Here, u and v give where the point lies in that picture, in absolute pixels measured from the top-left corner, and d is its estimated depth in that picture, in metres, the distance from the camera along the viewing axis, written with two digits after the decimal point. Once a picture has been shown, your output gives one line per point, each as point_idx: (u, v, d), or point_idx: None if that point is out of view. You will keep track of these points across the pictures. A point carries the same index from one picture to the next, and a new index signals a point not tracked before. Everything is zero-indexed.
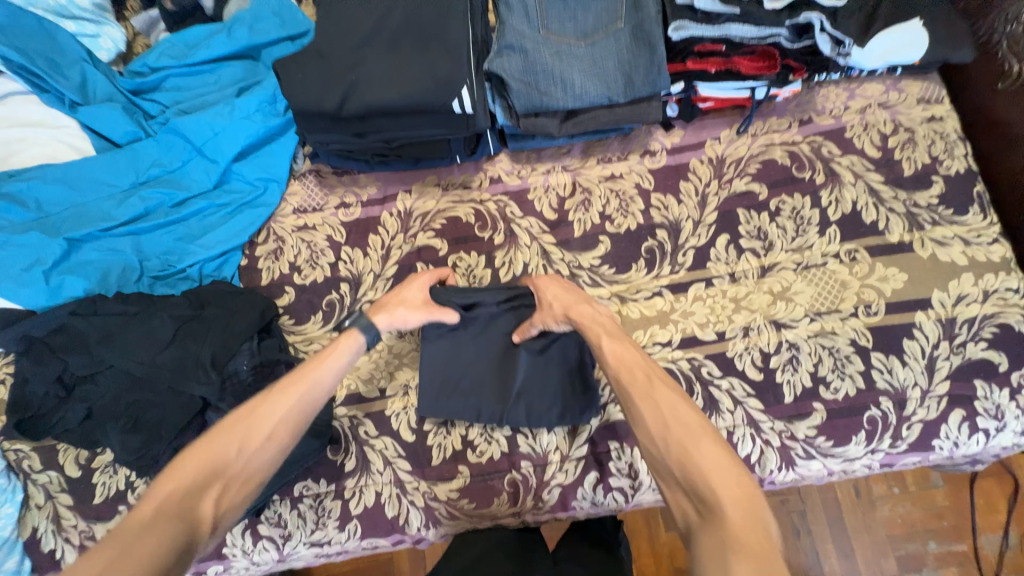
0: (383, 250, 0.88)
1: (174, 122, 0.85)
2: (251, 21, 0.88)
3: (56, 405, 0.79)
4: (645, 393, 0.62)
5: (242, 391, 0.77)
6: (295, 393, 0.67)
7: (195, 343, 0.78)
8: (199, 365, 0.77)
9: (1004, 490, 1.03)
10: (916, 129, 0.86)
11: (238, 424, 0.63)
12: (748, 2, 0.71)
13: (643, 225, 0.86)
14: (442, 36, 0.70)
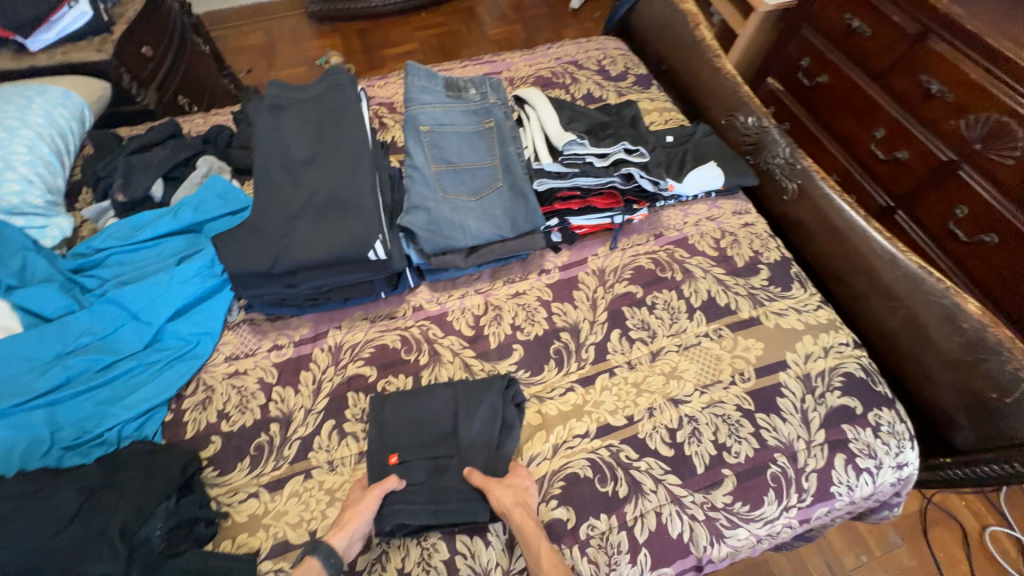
0: (315, 385, 0.93)
1: (112, 293, 0.92)
2: (196, 203, 1.04)
3: None
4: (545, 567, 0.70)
5: (155, 560, 0.71)
6: None
7: (104, 514, 0.72)
8: (104, 540, 0.70)
9: None
10: (737, 232, 1.14)
11: None
12: (585, 163, 0.98)
13: (549, 330, 1.00)
14: (356, 204, 0.84)
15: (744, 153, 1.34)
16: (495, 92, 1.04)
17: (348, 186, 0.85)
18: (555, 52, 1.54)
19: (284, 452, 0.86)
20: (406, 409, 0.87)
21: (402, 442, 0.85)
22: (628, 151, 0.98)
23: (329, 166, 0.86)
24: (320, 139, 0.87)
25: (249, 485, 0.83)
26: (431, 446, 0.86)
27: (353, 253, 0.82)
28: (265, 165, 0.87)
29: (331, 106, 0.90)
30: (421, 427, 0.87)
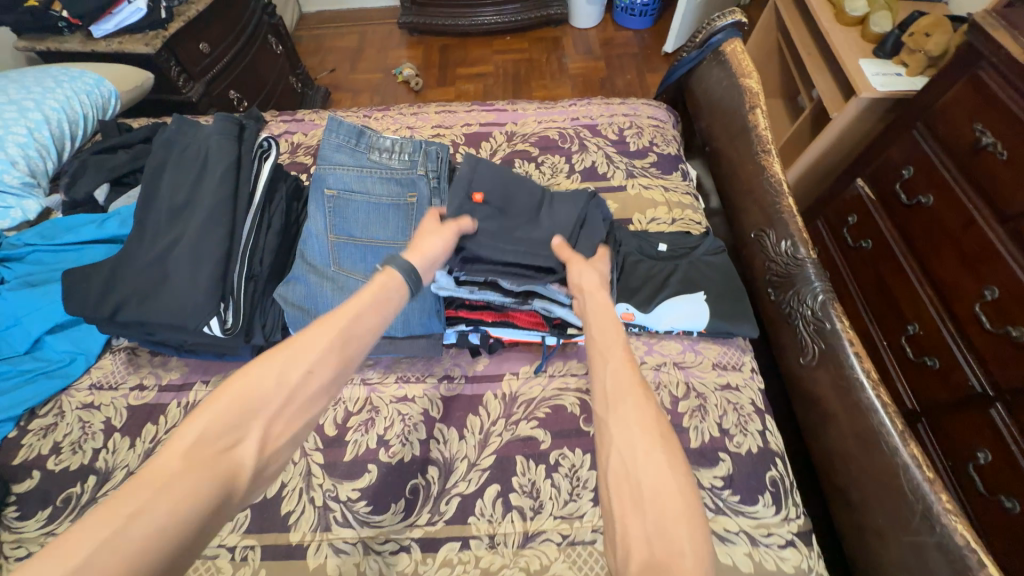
0: (150, 443, 0.84)
1: (12, 293, 0.91)
2: (127, 216, 1.00)
3: None
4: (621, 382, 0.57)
5: None
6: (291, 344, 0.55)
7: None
8: None
9: None
10: (708, 395, 0.85)
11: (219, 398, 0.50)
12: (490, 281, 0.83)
13: (417, 458, 0.81)
14: (205, 267, 0.73)
15: (770, 281, 1.03)
16: (434, 158, 0.88)
17: (209, 244, 0.74)
18: (575, 111, 1.34)
19: (83, 515, 0.78)
20: (497, 169, 0.90)
21: (486, 189, 0.86)
22: (546, 289, 0.82)
23: (196, 218, 0.75)
24: (203, 181, 0.79)
25: (34, 542, 0.76)
26: (520, 185, 0.90)
27: (189, 322, 0.71)
28: (145, 198, 0.78)
29: (231, 143, 0.81)
30: (505, 187, 0.88)
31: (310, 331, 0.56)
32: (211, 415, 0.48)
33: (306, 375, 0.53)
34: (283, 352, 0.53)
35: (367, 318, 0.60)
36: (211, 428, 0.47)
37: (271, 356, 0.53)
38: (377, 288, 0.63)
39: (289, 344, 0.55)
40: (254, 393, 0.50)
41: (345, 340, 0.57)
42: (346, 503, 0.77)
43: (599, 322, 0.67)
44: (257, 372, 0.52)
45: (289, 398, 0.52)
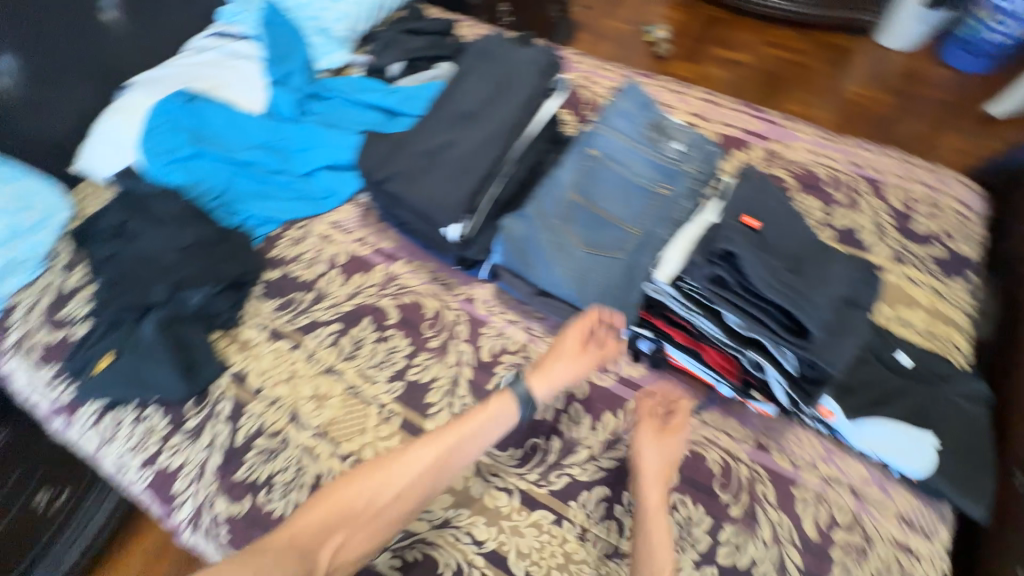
0: (355, 290, 1.01)
1: (315, 127, 1.15)
2: (406, 96, 1.17)
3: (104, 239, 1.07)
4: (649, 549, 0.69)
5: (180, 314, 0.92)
6: (415, 446, 0.69)
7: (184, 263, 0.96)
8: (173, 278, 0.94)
9: None
10: (875, 543, 0.73)
11: (358, 474, 0.67)
12: (715, 315, 0.70)
13: (547, 422, 0.85)
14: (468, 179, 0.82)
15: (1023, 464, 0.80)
16: (700, 162, 0.82)
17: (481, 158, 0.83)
18: (858, 156, 1.12)
19: (299, 318, 0.99)
20: (778, 203, 0.75)
21: (761, 215, 0.71)
22: (775, 347, 0.66)
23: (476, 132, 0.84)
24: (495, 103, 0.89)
25: (265, 319, 0.99)
26: (797, 230, 0.74)
27: (440, 216, 0.82)
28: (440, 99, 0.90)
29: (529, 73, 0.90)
30: (783, 225, 0.72)
31: (409, 457, 0.68)
32: (332, 497, 0.65)
33: (392, 499, 0.66)
34: (382, 471, 0.67)
35: (461, 451, 0.71)
36: (327, 509, 0.64)
37: (371, 470, 0.67)
38: (487, 415, 0.74)
39: (393, 468, 0.67)
40: (347, 503, 0.64)
41: (440, 463, 0.69)
42: None
43: (646, 471, 0.75)
44: (358, 485, 0.66)
45: (371, 526, 0.65)
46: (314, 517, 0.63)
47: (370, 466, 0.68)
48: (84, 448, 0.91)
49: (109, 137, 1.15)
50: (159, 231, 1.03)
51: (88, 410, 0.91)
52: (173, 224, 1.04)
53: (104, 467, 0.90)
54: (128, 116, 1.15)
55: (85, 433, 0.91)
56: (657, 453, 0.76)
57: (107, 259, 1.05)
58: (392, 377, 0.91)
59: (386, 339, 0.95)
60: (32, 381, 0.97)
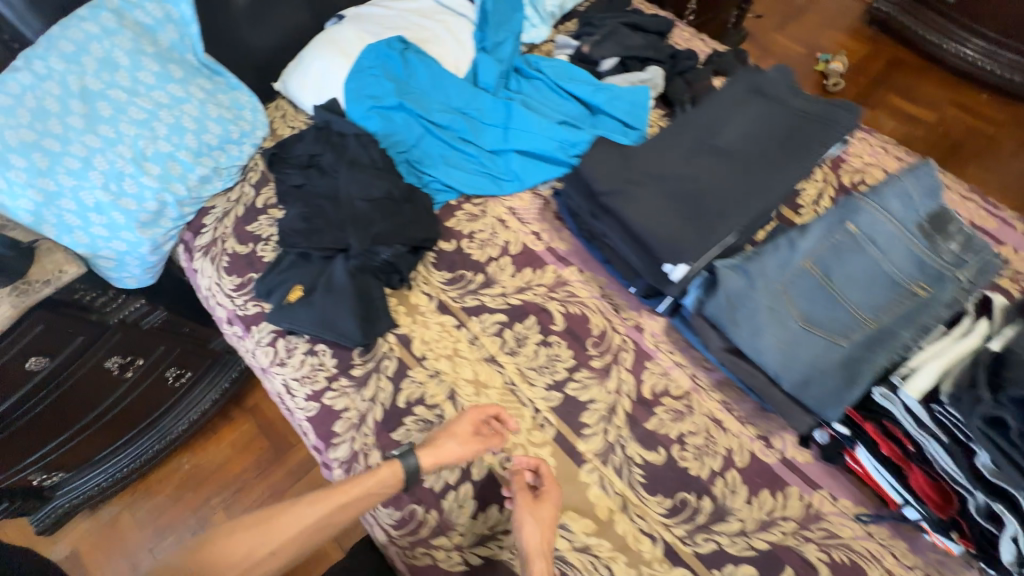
0: (524, 284, 1.00)
1: (514, 105, 1.10)
2: (614, 95, 1.12)
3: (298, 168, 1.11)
4: None
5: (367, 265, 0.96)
6: (264, 527, 0.71)
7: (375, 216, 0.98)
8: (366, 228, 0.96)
9: None
10: None
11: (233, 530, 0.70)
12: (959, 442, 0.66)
13: (700, 480, 0.83)
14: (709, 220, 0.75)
15: None
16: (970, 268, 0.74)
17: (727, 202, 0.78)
18: None
19: (466, 297, 0.99)
20: None
21: None
22: None
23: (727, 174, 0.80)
24: (746, 145, 0.86)
25: (433, 288, 1.00)
26: None
27: (684, 250, 0.75)
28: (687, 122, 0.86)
29: (785, 124, 0.88)
30: None
31: (301, 511, 0.72)
32: (215, 550, 0.68)
33: (276, 548, 0.69)
34: (272, 522, 0.71)
35: (339, 515, 0.73)
36: (196, 556, 0.67)
37: (254, 525, 0.71)
38: (370, 484, 0.76)
39: (265, 525, 0.71)
40: (226, 553, 0.68)
41: (326, 519, 0.72)
42: (628, 458, 0.84)
43: (525, 522, 0.74)
44: (242, 538, 0.69)
45: (287, 536, 0.70)
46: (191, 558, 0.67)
47: (251, 518, 0.71)
48: (254, 362, 0.98)
49: (318, 67, 1.16)
50: (351, 173, 1.04)
51: (266, 329, 0.97)
52: (365, 171, 1.05)
53: (269, 383, 0.97)
54: (339, 50, 1.16)
55: (258, 349, 0.97)
56: (534, 526, 0.74)
57: (296, 188, 1.08)
58: (550, 386, 0.90)
59: (549, 345, 0.94)
60: (215, 284, 1.04)
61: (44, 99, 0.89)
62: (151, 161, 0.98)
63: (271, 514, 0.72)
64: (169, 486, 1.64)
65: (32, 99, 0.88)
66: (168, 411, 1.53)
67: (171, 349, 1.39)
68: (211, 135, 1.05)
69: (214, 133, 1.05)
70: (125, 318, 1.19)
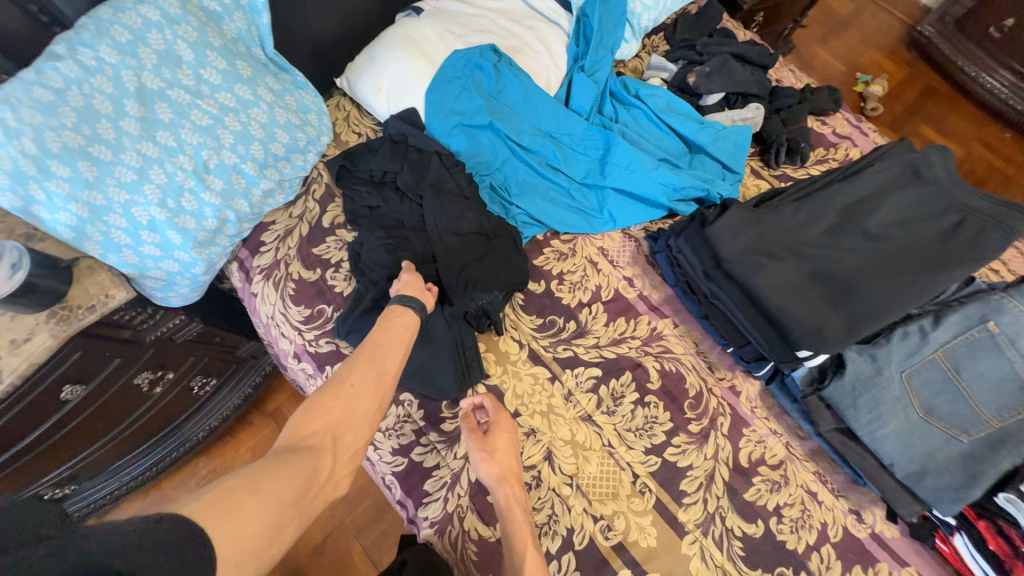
0: (618, 336, 0.96)
1: (614, 136, 1.02)
2: (719, 135, 1.04)
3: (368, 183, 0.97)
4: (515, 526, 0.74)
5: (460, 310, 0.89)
6: (338, 390, 0.72)
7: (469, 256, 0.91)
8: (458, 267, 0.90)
9: None
10: None
11: (309, 413, 0.69)
12: None
13: (797, 555, 0.83)
14: (856, 314, 0.75)
15: None
16: None
17: (878, 297, 0.76)
18: None
19: (558, 347, 0.94)
20: None
21: None
22: None
23: (875, 267, 0.79)
24: (903, 231, 0.81)
25: (523, 334, 0.94)
26: None
27: (830, 338, 0.74)
28: (830, 193, 0.84)
29: (955, 216, 0.81)
30: None
31: (353, 373, 0.74)
32: (307, 425, 0.68)
33: (354, 402, 0.72)
34: (338, 384, 0.72)
35: (388, 361, 0.77)
36: (301, 431, 0.67)
37: (328, 388, 0.72)
38: (394, 335, 0.79)
39: (329, 395, 0.71)
40: (324, 414, 0.69)
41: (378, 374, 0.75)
42: (728, 530, 0.84)
43: (490, 457, 0.78)
44: (325, 400, 0.70)
45: (358, 383, 0.73)
46: (296, 430, 0.67)
47: (319, 397, 0.71)
48: None
49: (394, 70, 1.01)
50: (439, 198, 0.93)
51: None
52: (451, 198, 0.94)
53: None
54: (421, 52, 1.03)
55: None
56: (493, 459, 0.78)
57: (370, 209, 0.97)
58: (648, 449, 0.88)
59: (645, 405, 0.91)
60: (280, 314, 0.94)
61: (93, 96, 0.74)
62: (214, 174, 0.86)
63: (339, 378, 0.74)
64: (185, 494, 1.48)
65: (78, 96, 0.73)
66: (190, 417, 1.37)
67: (200, 360, 1.25)
68: (278, 143, 0.92)
69: (281, 141, 0.93)
70: (162, 334, 1.07)
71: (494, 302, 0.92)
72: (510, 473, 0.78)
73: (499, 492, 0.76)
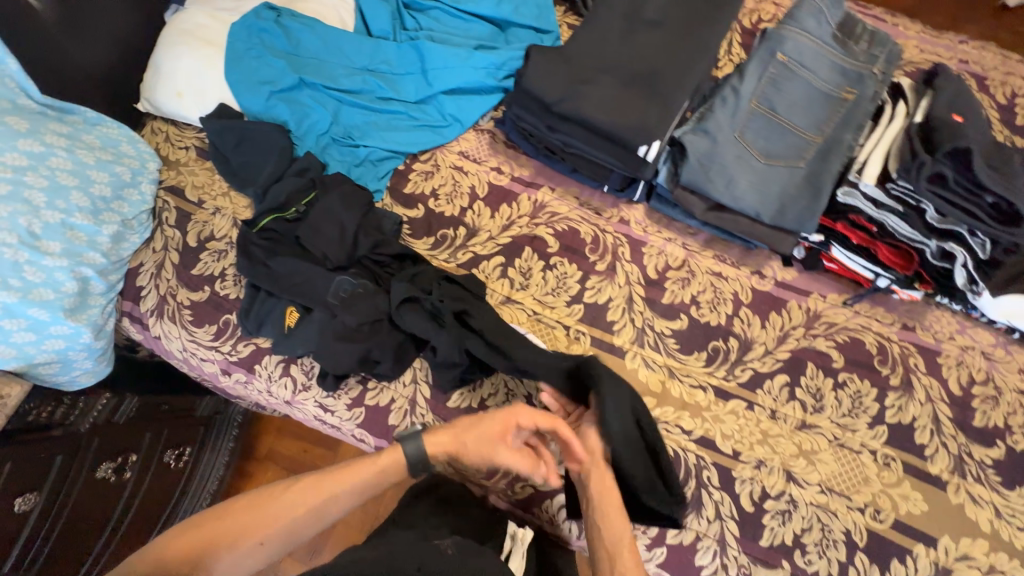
0: (507, 221, 1.00)
1: (421, 43, 1.02)
2: (518, 3, 1.06)
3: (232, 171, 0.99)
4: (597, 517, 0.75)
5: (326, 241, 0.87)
6: (254, 512, 0.75)
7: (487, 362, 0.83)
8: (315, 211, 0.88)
9: None
10: (1004, 392, 0.89)
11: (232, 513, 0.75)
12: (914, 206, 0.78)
13: (722, 326, 0.94)
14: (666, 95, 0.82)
15: None
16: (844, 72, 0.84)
17: (681, 74, 0.82)
18: (965, 51, 1.14)
19: (458, 254, 0.97)
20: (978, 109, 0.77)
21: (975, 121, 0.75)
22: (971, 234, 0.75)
23: (670, 48, 0.85)
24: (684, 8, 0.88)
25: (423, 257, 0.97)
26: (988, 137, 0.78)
27: (654, 125, 0.80)
28: (612, 4, 0.89)
29: None
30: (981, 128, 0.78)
31: (281, 506, 0.76)
32: (213, 526, 0.74)
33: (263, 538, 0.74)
34: (259, 508, 0.75)
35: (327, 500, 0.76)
36: (212, 528, 0.74)
37: (249, 509, 0.75)
38: (374, 465, 0.77)
39: (248, 510, 0.75)
40: (229, 528, 0.74)
41: (310, 515, 0.75)
42: (658, 334, 0.93)
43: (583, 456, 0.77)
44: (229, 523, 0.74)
45: (257, 521, 0.75)
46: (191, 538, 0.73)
47: (244, 502, 0.76)
48: (275, 399, 0.92)
49: (183, 68, 0.98)
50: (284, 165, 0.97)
51: (272, 362, 0.90)
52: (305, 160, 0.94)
53: (301, 412, 0.92)
54: (200, 40, 0.98)
55: (274, 385, 0.90)
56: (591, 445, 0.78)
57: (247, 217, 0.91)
58: (570, 302, 0.95)
59: (553, 267, 0.97)
60: (189, 342, 0.94)
61: None
62: (45, 239, 0.82)
63: (255, 506, 0.76)
64: None
65: None
66: (184, 495, 1.31)
67: (158, 435, 1.20)
68: (99, 185, 0.89)
69: (102, 182, 0.90)
70: (97, 420, 1.05)
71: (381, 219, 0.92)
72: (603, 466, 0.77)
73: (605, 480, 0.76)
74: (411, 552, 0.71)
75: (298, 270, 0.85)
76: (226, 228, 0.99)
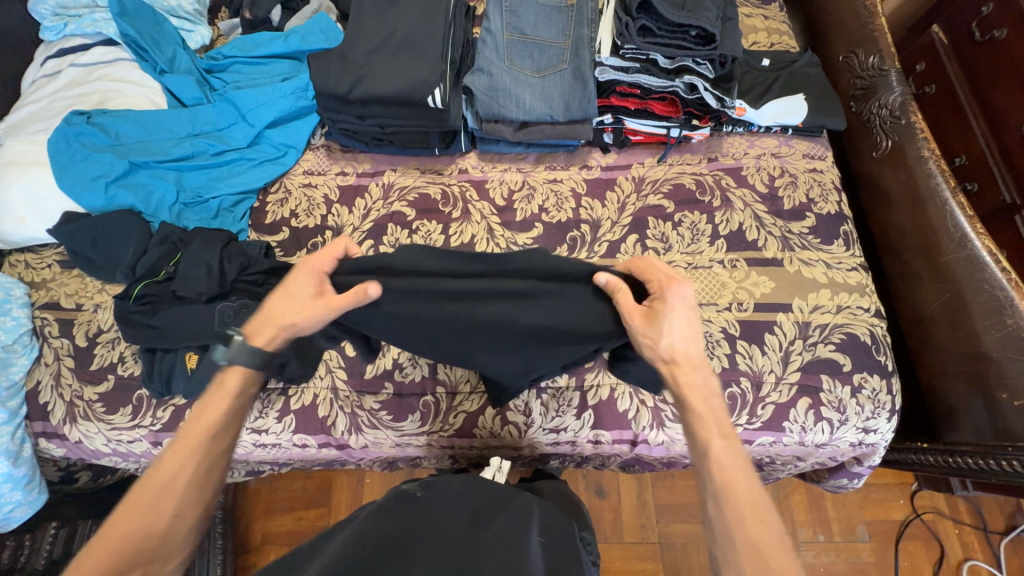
0: (365, 210, 1.10)
1: (230, 94, 1.14)
2: (304, 33, 1.18)
3: (96, 267, 1.04)
4: (740, 523, 0.59)
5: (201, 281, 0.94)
6: (144, 500, 0.60)
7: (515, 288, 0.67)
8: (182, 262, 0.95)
9: (890, 531, 1.23)
10: (798, 175, 1.07)
11: (139, 499, 0.60)
12: (649, 61, 1.00)
13: (572, 219, 1.07)
14: (425, 52, 1.00)
15: (837, 91, 1.19)
16: None
17: (432, 33, 1.02)
18: None
19: None
20: None
21: None
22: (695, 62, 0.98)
23: (415, 16, 1.04)
24: None
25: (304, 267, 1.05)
26: None
27: (427, 78, 0.98)
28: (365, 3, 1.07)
29: None
30: None
31: (174, 468, 0.62)
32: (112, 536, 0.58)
33: (171, 516, 0.61)
34: (147, 495, 0.61)
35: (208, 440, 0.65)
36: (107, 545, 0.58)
37: (137, 498, 0.60)
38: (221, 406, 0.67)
39: (146, 488, 0.61)
40: (132, 527, 0.59)
41: (202, 466, 0.64)
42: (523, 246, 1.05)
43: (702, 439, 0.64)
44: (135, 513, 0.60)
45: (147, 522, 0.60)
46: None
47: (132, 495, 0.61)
48: None
49: (15, 195, 1.03)
50: (143, 241, 1.01)
51: None
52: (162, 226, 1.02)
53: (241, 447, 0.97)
54: (23, 165, 1.04)
55: None
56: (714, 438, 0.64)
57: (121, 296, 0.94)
58: None
59: (417, 230, 1.07)
60: (111, 431, 0.96)
61: None
62: None
63: (138, 490, 0.61)
64: None
65: None
66: None
67: None
68: None
69: None
70: None
71: (248, 246, 1.01)
72: (729, 456, 0.63)
73: (711, 450, 0.63)
74: (386, 525, 0.62)
75: (184, 319, 0.91)
76: (111, 318, 1.03)
